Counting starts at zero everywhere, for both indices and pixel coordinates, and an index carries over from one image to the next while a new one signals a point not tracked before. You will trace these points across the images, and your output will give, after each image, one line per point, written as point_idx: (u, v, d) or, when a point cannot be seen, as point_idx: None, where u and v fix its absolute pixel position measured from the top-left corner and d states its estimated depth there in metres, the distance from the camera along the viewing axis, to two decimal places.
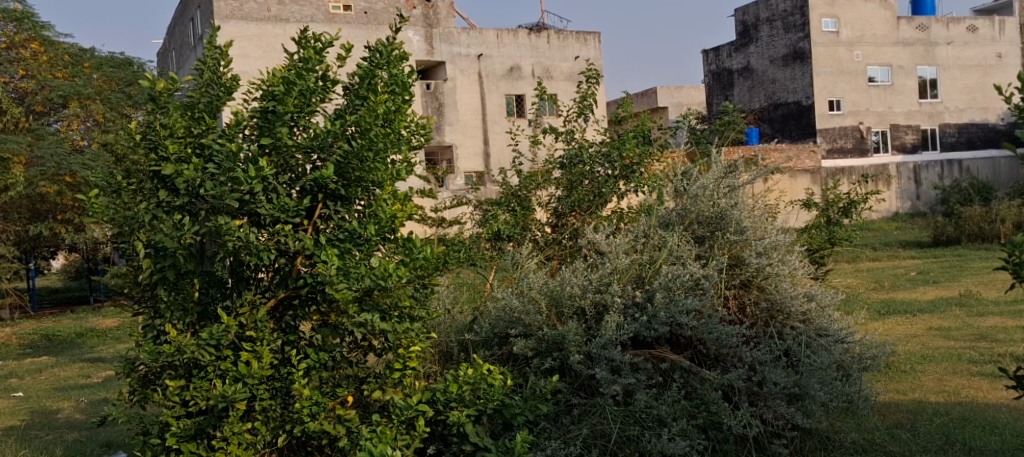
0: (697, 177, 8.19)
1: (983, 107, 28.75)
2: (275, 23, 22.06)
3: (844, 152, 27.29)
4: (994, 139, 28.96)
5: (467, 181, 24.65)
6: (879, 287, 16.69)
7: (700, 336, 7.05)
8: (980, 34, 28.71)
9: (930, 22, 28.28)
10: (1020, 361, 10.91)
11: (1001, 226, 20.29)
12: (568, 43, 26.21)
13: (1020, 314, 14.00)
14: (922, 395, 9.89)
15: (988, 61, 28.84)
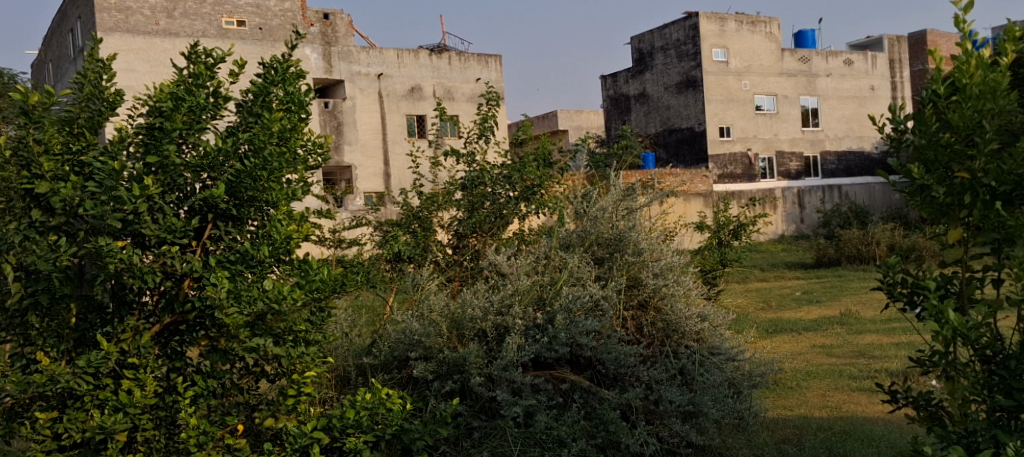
0: (596, 199, 8.25)
1: (860, 136, 30.24)
2: (163, 37, 21.56)
3: (733, 178, 27.90)
4: (871, 168, 30.64)
5: (365, 202, 24.43)
6: (767, 307, 17.03)
7: (599, 356, 7.06)
8: (855, 67, 30.04)
9: (811, 54, 29.29)
10: (895, 376, 11.30)
11: (877, 248, 20.94)
12: (469, 65, 26.32)
13: (895, 332, 14.49)
14: (807, 410, 10.11)
15: (862, 93, 30.27)
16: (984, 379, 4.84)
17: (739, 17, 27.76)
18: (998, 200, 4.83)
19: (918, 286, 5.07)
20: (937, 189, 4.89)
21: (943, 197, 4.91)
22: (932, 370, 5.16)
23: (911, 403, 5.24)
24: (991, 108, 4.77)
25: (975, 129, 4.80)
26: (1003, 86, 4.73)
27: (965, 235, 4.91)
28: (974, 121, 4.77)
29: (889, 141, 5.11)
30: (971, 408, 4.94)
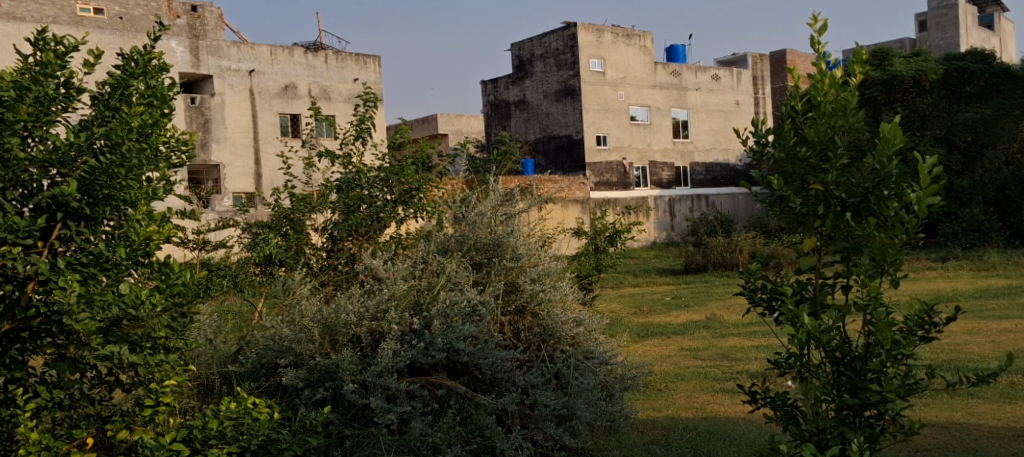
0: (475, 204, 8.18)
1: (726, 149, 31.32)
2: (7, 21, 20.50)
3: (609, 186, 28.12)
4: (735, 179, 31.77)
5: (234, 203, 23.83)
6: (638, 312, 17.24)
7: (476, 362, 6.94)
8: (722, 82, 31.10)
9: (683, 68, 30.14)
10: (755, 378, 11.63)
11: (740, 256, 21.49)
12: (346, 65, 26.11)
13: (756, 335, 14.89)
14: (674, 412, 10.25)
15: (728, 107, 31.30)
16: (835, 379, 5.22)
17: (617, 29, 28.12)
18: (848, 211, 5.17)
19: (778, 292, 5.36)
20: (797, 200, 5.25)
21: (800, 207, 5.26)
22: (790, 372, 5.49)
23: (769, 402, 5.59)
24: (842, 125, 5.16)
25: (828, 145, 5.18)
26: (853, 105, 5.12)
27: (818, 243, 5.28)
28: (827, 136, 5.15)
29: (751, 154, 5.47)
30: (823, 407, 5.32)
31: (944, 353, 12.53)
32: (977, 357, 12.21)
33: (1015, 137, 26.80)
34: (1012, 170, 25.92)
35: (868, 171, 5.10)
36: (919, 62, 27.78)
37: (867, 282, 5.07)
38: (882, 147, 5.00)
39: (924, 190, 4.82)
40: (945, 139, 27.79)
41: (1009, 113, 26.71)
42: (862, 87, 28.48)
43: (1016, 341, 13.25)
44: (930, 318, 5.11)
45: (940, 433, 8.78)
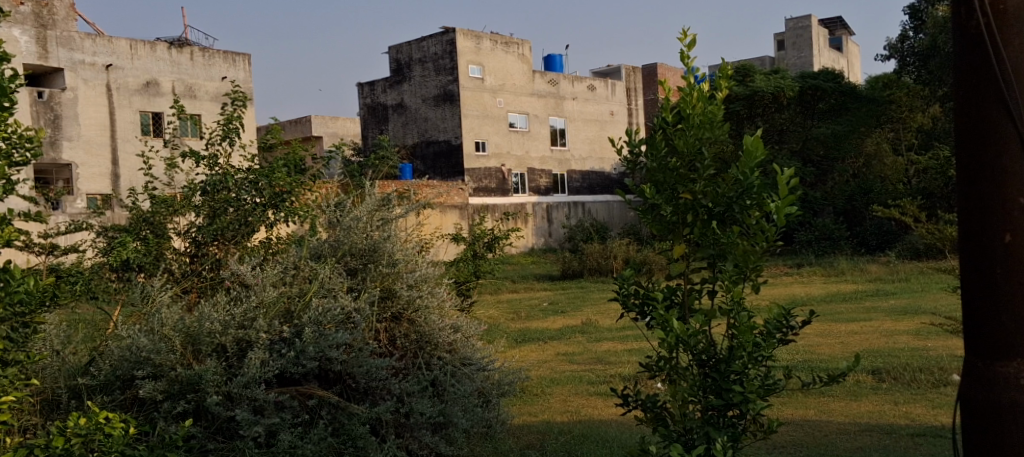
0: (351, 208, 7.90)
1: (601, 158, 31.81)
2: None
3: (487, 191, 28.03)
4: (609, 186, 32.33)
5: (87, 204, 22.86)
6: (516, 318, 17.19)
7: (350, 370, 6.74)
8: (597, 93, 31.68)
9: (560, 77, 30.43)
10: (628, 381, 11.71)
11: (615, 261, 21.76)
12: (214, 62, 25.43)
13: (629, 339, 15.05)
14: (550, 416, 10.20)
15: (603, 117, 31.94)
16: (701, 381, 5.27)
17: (495, 36, 28.03)
18: (714, 220, 5.28)
19: (650, 298, 5.36)
20: (667, 209, 5.29)
21: (670, 214, 5.31)
22: (658, 375, 5.51)
23: (640, 404, 5.59)
24: (708, 137, 5.26)
25: (696, 156, 5.28)
26: (718, 118, 5.25)
27: (686, 251, 5.33)
28: (695, 148, 5.24)
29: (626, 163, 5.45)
30: (689, 408, 5.35)
31: (798, 354, 12.88)
32: (829, 357, 12.61)
33: (861, 153, 28.74)
34: (858, 183, 27.43)
35: (731, 182, 5.22)
36: (778, 79, 28.44)
37: (731, 287, 5.20)
38: (745, 160, 5.12)
39: (782, 200, 4.99)
40: (799, 152, 28.92)
41: (855, 129, 28.20)
42: (725, 102, 28.52)
43: (861, 342, 13.71)
44: (787, 322, 5.27)
45: (795, 429, 8.95)
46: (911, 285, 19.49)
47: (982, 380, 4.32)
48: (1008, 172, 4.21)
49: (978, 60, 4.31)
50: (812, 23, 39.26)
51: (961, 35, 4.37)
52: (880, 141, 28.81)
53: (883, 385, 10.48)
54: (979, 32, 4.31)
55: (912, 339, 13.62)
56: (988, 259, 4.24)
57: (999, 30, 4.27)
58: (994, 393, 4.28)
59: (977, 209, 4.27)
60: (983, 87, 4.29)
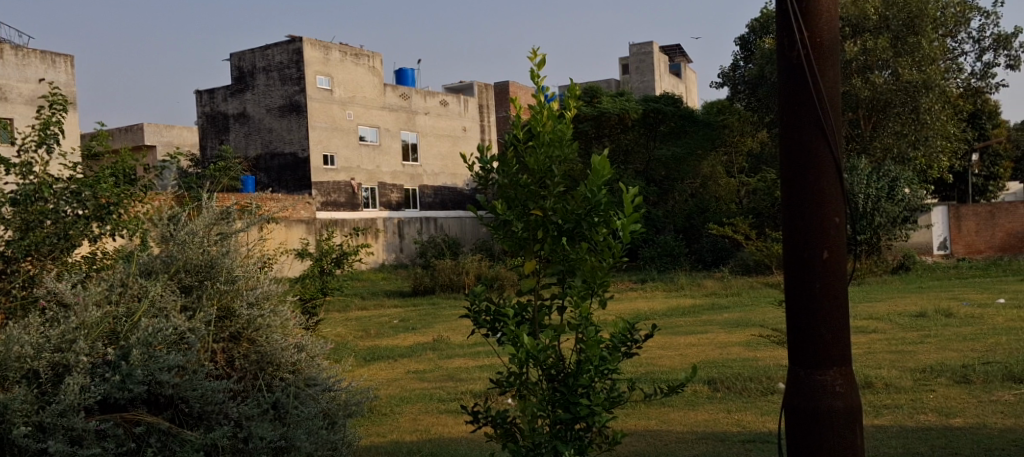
0: (185, 221, 7.17)
1: (453, 173, 31.73)
2: None
3: (336, 206, 27.14)
4: (461, 202, 32.28)
5: None
6: (364, 335, 16.65)
7: (182, 394, 6.16)
8: (450, 108, 31.58)
9: (412, 92, 30.11)
10: (479, 398, 11.43)
11: (466, 277, 21.50)
12: (30, 62, 23.62)
13: (481, 355, 14.79)
14: (399, 436, 9.80)
15: (456, 133, 31.86)
16: (550, 397, 5.17)
17: (343, 47, 27.33)
18: (563, 236, 5.23)
19: (500, 314, 5.29)
20: (518, 225, 5.24)
21: (522, 231, 5.26)
22: (509, 391, 5.41)
23: (489, 421, 5.46)
24: (558, 155, 5.25)
25: (545, 173, 5.25)
26: (568, 137, 5.24)
27: (537, 266, 5.29)
28: (545, 166, 5.21)
29: (476, 178, 5.37)
30: (538, 423, 5.27)
31: (640, 367, 12.88)
32: (670, 369, 12.65)
33: (699, 174, 29.14)
34: (696, 202, 28.17)
35: (580, 199, 5.19)
36: (623, 101, 28.83)
37: (579, 303, 5.16)
38: (592, 178, 5.15)
39: (627, 217, 5.04)
40: (643, 173, 29.35)
41: (693, 152, 28.98)
42: (574, 121, 28.77)
43: (699, 353, 13.85)
44: (631, 336, 5.25)
45: (637, 441, 8.82)
46: (744, 299, 19.97)
47: (804, 386, 4.74)
48: (824, 194, 4.69)
49: (801, 88, 4.75)
50: (655, 49, 40.15)
51: (784, 65, 4.80)
52: (714, 164, 29.22)
53: (718, 394, 10.51)
54: (799, 62, 4.76)
55: (744, 350, 13.85)
56: (807, 275, 4.70)
57: (818, 62, 4.74)
58: (816, 401, 4.71)
59: (799, 227, 4.71)
60: (804, 113, 4.73)
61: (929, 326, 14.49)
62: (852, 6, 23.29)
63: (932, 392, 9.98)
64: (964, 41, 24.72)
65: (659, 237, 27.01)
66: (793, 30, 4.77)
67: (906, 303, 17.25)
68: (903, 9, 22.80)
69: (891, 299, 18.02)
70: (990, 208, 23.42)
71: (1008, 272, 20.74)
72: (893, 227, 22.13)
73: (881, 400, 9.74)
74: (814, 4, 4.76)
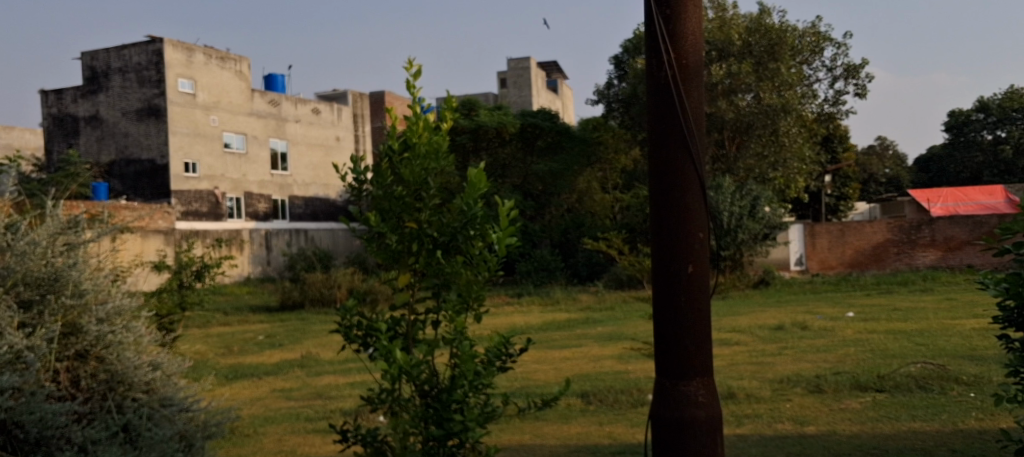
0: (24, 230, 6.37)
1: (325, 184, 31.16)
2: None
3: (198, 215, 26.12)
4: (333, 214, 31.60)
5: None
6: (226, 353, 15.90)
7: (16, 418, 5.61)
8: (322, 117, 30.92)
9: (281, 98, 29.30)
10: (349, 416, 10.96)
11: (338, 292, 20.89)
12: None
13: (351, 372, 14.31)
14: None
15: (328, 142, 31.26)
16: (423, 412, 5.03)
17: (208, 50, 26.29)
18: (439, 250, 5.23)
19: (373, 328, 5.16)
20: (392, 237, 5.21)
21: (396, 244, 5.23)
22: (380, 408, 5.26)
23: (358, 440, 5.22)
24: (434, 167, 5.25)
25: (421, 185, 5.24)
26: (444, 149, 5.25)
27: (411, 280, 5.28)
28: (421, 177, 5.21)
29: (351, 190, 5.31)
30: (409, 442, 5.09)
31: (515, 381, 12.59)
32: (544, 383, 12.40)
33: (574, 188, 29.28)
34: (571, 217, 28.25)
35: (457, 212, 5.20)
36: (500, 115, 28.58)
37: (454, 318, 5.14)
38: (469, 190, 5.13)
39: (503, 231, 5.07)
40: (520, 187, 29.49)
41: (570, 167, 28.75)
42: (451, 133, 28.21)
43: (573, 367, 13.65)
44: (506, 350, 5.19)
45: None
46: (616, 313, 19.93)
47: (668, 397, 4.73)
48: (690, 210, 4.68)
49: (667, 107, 4.74)
50: (532, 64, 40.19)
51: (652, 83, 4.78)
52: (590, 179, 29.27)
53: (591, 407, 10.28)
54: (666, 82, 4.75)
55: (615, 363, 13.69)
56: (673, 287, 4.68)
57: (683, 83, 4.73)
58: (679, 411, 4.70)
59: (665, 241, 4.69)
60: (670, 131, 4.72)
61: (786, 338, 14.64)
62: (717, 30, 23.49)
63: (788, 401, 9.97)
64: (816, 70, 25.07)
65: (535, 252, 26.91)
66: (659, 50, 4.76)
67: (765, 316, 17.44)
68: (765, 35, 23.17)
69: (752, 312, 18.19)
70: (840, 226, 23.70)
71: (858, 287, 21.31)
72: (754, 243, 22.42)
73: (742, 410, 9.67)
74: (679, 24, 4.75)
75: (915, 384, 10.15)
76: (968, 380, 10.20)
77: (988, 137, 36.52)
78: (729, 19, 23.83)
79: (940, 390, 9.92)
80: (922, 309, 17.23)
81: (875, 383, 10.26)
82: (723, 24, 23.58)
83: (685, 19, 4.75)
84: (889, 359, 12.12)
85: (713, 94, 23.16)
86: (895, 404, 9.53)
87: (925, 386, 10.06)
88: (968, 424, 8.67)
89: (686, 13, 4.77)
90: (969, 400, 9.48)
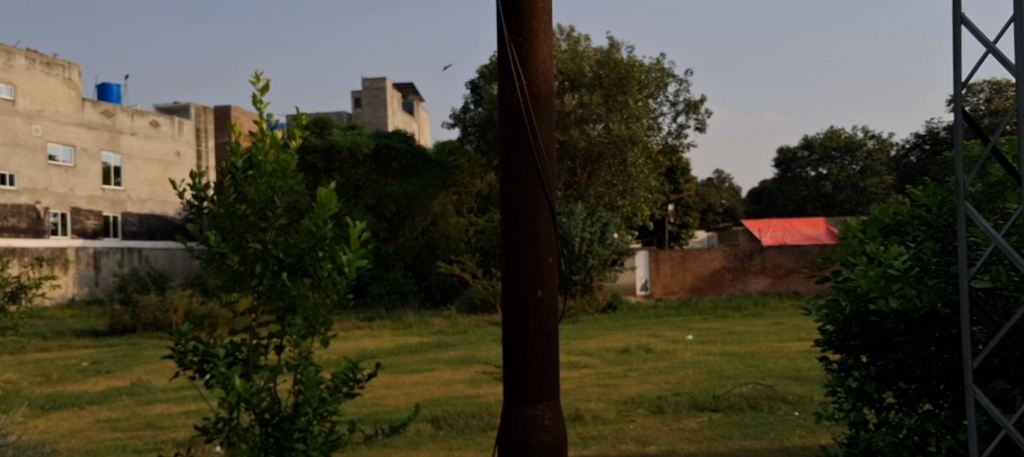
0: None
1: (163, 200, 29.86)
2: None
3: (17, 232, 24.42)
4: (170, 232, 30.20)
5: None
6: (44, 381, 14.72)
7: None
8: (161, 130, 29.62)
9: (116, 109, 27.94)
10: (183, 447, 10.13)
11: (174, 316, 19.80)
12: None
13: (186, 400, 13.42)
14: None
15: (167, 157, 29.96)
16: (262, 443, 4.63)
17: (32, 55, 24.75)
18: (285, 272, 4.80)
19: (209, 354, 4.68)
20: (234, 258, 4.75)
21: (237, 265, 4.77)
22: (215, 439, 4.78)
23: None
24: (281, 186, 4.88)
25: (267, 204, 4.82)
26: (293, 168, 4.89)
27: (253, 303, 4.80)
28: (267, 195, 4.80)
29: (187, 207, 4.79)
30: None
31: (363, 407, 11.97)
32: (394, 408, 11.82)
33: (429, 212, 28.19)
34: (426, 241, 27.80)
35: (305, 232, 4.79)
36: (354, 135, 28.09)
37: (298, 342, 4.75)
38: (317, 210, 4.76)
39: (354, 252, 4.71)
40: (373, 209, 28.41)
41: (424, 189, 27.99)
42: (302, 152, 27.71)
43: (424, 391, 13.13)
44: (354, 375, 4.89)
45: None
46: (468, 336, 19.50)
47: (512, 421, 4.30)
48: (539, 235, 4.26)
49: (518, 132, 4.31)
50: (387, 85, 39.58)
51: (503, 109, 4.35)
52: (445, 203, 28.32)
53: (442, 432, 9.77)
54: (517, 108, 4.32)
55: (467, 387, 13.26)
56: (521, 313, 4.25)
57: (534, 110, 4.31)
58: (523, 435, 4.27)
59: (513, 266, 4.26)
60: (519, 156, 4.28)
61: (630, 360, 14.49)
62: (570, 61, 23.53)
63: (632, 422, 9.69)
64: (661, 105, 25.21)
65: (387, 274, 26.28)
66: (511, 76, 4.33)
67: (612, 339, 17.28)
68: (614, 69, 23.47)
69: (599, 336, 18.02)
70: (682, 253, 23.91)
71: (697, 311, 21.48)
72: (604, 268, 22.41)
73: (589, 432, 9.33)
74: (531, 47, 4.32)
75: (747, 403, 10.05)
76: (792, 399, 10.19)
77: (811, 174, 38.44)
78: (582, 52, 23.91)
79: (769, 409, 9.85)
80: (754, 333, 17.41)
81: (711, 403, 10.09)
82: (576, 56, 23.61)
83: (535, 47, 4.32)
84: (724, 379, 12.07)
85: (565, 122, 23.03)
86: (729, 423, 9.37)
87: (755, 406, 9.96)
88: (793, 441, 8.59)
89: (536, 40, 4.34)
90: (795, 418, 9.46)
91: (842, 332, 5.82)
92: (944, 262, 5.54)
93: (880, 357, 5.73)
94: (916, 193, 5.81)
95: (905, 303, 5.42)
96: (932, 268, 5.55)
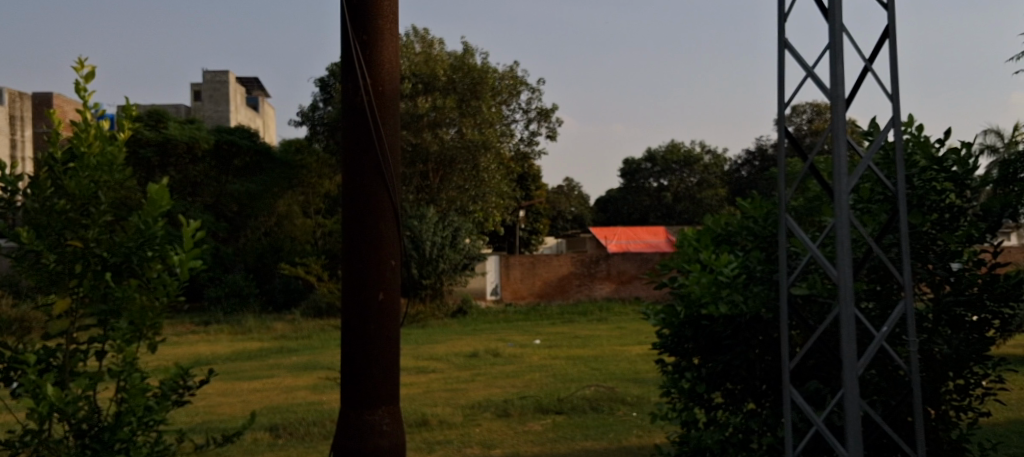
0: None
1: None
2: None
3: None
4: None
5: None
6: None
7: None
8: None
9: None
10: None
11: None
12: None
13: None
14: None
15: None
16: None
17: None
18: (108, 273, 4.03)
19: (17, 360, 3.88)
20: (49, 257, 3.98)
21: (54, 265, 3.99)
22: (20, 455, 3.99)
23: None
24: (106, 180, 4.11)
25: (89, 200, 4.06)
26: (120, 161, 4.15)
27: (70, 305, 4.01)
28: (90, 190, 4.04)
29: None
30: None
31: (194, 416, 10.92)
32: (228, 418, 10.84)
33: (274, 212, 26.89)
34: (269, 240, 26.54)
35: (132, 230, 4.02)
36: (192, 129, 26.61)
37: (122, 348, 3.98)
38: (147, 208, 4.00)
39: (186, 252, 4.04)
40: (211, 206, 26.99)
41: (269, 188, 26.76)
42: (134, 145, 25.95)
43: (261, 399, 12.18)
44: (185, 383, 4.12)
45: None
46: (312, 342, 18.53)
47: (347, 430, 3.83)
48: (383, 238, 3.78)
49: (361, 130, 3.82)
50: (230, 78, 37.90)
51: (346, 106, 3.86)
52: (291, 204, 26.87)
53: (279, 442, 8.89)
54: (362, 106, 3.82)
55: (309, 394, 12.38)
56: (361, 318, 3.77)
57: (379, 109, 3.83)
58: (359, 443, 3.80)
59: (353, 268, 3.77)
60: (362, 154, 3.80)
61: (478, 365, 13.89)
62: (423, 64, 22.66)
63: (477, 426, 9.05)
64: (513, 111, 24.74)
65: (226, 276, 24.98)
66: (354, 73, 3.84)
67: (458, 344, 16.63)
68: (467, 74, 22.85)
69: (446, 340, 17.35)
70: (531, 257, 23.42)
71: (544, 316, 21.09)
72: (455, 272, 21.63)
73: (433, 437, 8.61)
74: (377, 38, 3.84)
75: (589, 405, 9.57)
76: (632, 400, 9.79)
77: (653, 184, 38.74)
78: (435, 55, 23.15)
79: (609, 410, 9.41)
80: (597, 337, 17.11)
81: (553, 406, 9.57)
82: (429, 59, 22.81)
83: (381, 45, 3.85)
84: (568, 382, 11.61)
85: (418, 125, 22.23)
86: (572, 424, 8.86)
87: (597, 408, 9.50)
88: (631, 441, 8.11)
89: (383, 39, 3.87)
90: (633, 418, 9.04)
91: (676, 336, 5.31)
92: (770, 269, 5.10)
93: (709, 359, 5.24)
94: (744, 205, 5.35)
95: (732, 309, 4.98)
96: (758, 276, 5.10)
